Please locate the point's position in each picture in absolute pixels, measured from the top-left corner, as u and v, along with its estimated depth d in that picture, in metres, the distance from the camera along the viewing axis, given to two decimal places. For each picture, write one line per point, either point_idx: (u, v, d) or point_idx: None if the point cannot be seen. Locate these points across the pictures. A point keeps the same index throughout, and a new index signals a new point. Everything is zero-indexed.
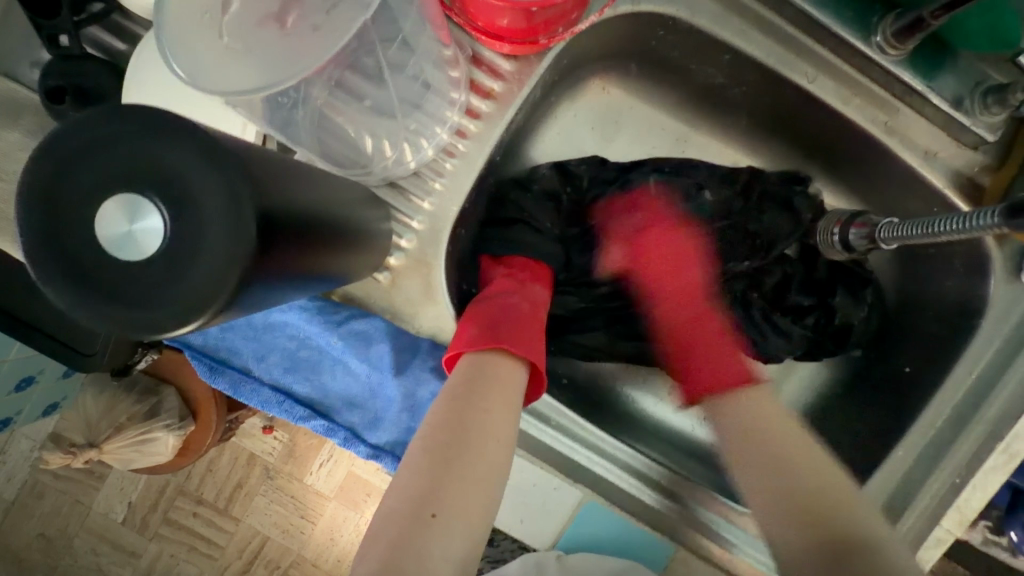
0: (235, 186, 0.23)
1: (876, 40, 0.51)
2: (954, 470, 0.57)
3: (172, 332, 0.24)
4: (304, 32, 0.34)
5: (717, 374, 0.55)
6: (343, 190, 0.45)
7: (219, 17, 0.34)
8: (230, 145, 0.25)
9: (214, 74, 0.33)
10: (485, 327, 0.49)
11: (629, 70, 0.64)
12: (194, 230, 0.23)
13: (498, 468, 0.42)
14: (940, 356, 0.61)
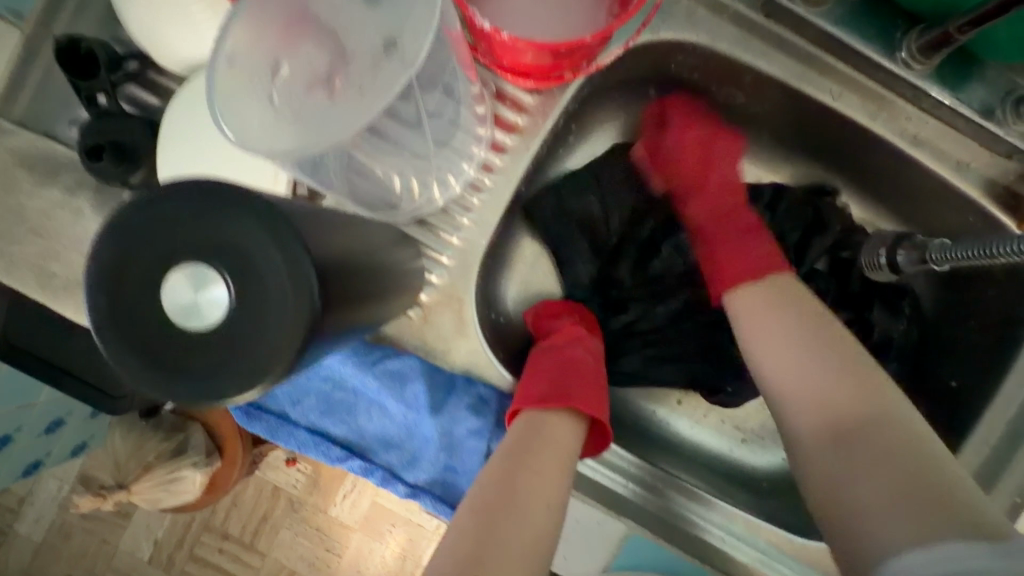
0: (297, 252, 0.23)
1: (901, 55, 0.50)
2: (1015, 489, 0.54)
3: (234, 400, 0.24)
4: (351, 89, 0.35)
5: (742, 262, 0.55)
6: (376, 236, 0.45)
7: (270, 82, 0.35)
8: (289, 212, 0.25)
9: (265, 137, 0.34)
10: (553, 385, 0.51)
11: (647, 95, 0.65)
12: (257, 300, 0.23)
13: (544, 528, 0.42)
14: (987, 368, 0.59)
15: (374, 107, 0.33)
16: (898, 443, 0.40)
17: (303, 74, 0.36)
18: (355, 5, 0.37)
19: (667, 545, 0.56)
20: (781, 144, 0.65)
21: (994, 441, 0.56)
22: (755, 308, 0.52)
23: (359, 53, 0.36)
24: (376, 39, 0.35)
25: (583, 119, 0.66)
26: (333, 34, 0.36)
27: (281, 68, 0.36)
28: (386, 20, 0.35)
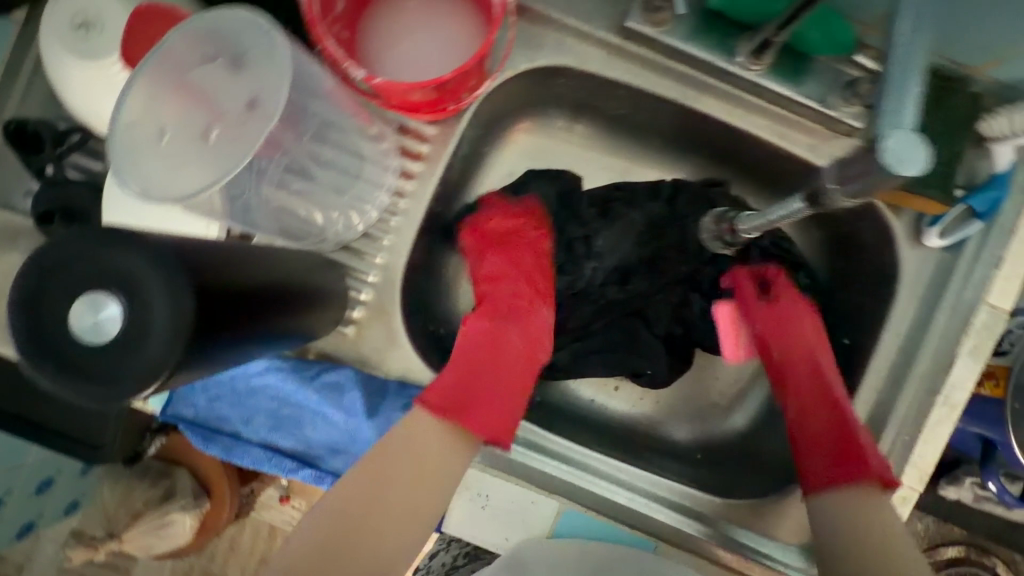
0: (176, 275, 0.30)
1: (738, 60, 0.58)
2: (903, 428, 0.61)
3: (136, 397, 0.30)
4: (227, 142, 0.41)
5: (839, 475, 0.54)
6: (294, 262, 0.51)
7: (160, 140, 0.40)
8: (168, 243, 0.31)
9: (162, 185, 0.40)
10: (461, 373, 0.55)
11: (548, 115, 0.74)
12: (143, 314, 0.29)
13: (416, 511, 0.49)
14: (870, 322, 0.66)
15: (249, 147, 0.40)
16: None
17: (184, 135, 0.41)
18: (221, 71, 0.42)
19: (597, 516, 0.62)
20: (671, 144, 0.73)
21: (879, 386, 0.63)
22: (840, 506, 0.52)
23: (231, 112, 0.42)
24: (243, 99, 0.42)
25: (491, 142, 0.74)
26: (204, 97, 0.42)
27: (162, 130, 0.41)
28: (251, 82, 0.42)
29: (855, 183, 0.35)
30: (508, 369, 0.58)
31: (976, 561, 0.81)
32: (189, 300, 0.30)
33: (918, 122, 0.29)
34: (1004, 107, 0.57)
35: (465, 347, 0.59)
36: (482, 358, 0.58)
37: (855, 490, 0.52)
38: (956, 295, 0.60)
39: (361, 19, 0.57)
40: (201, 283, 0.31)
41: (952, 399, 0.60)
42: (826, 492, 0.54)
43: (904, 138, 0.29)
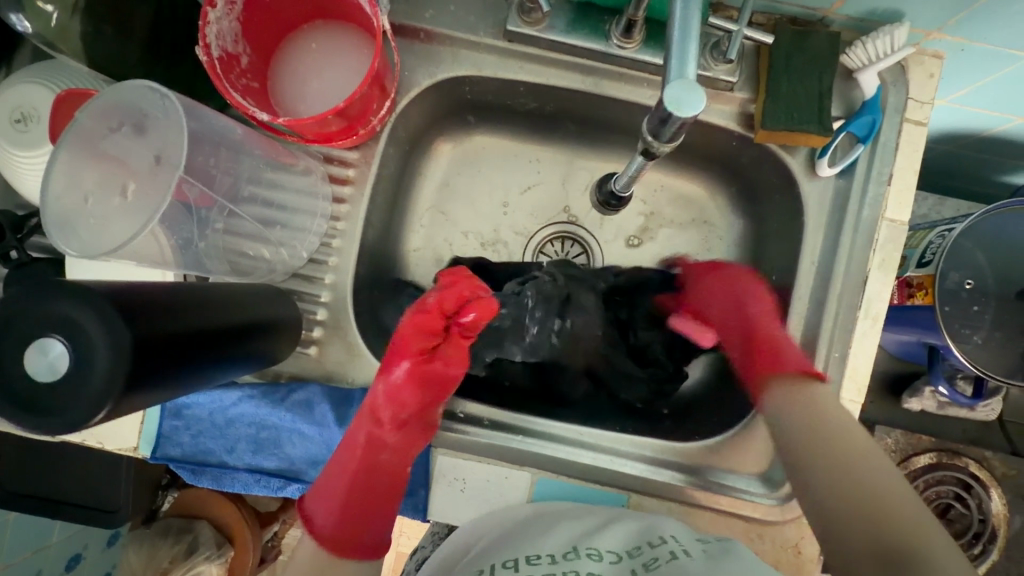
0: (109, 310, 0.36)
1: (613, 41, 0.64)
2: (833, 347, 0.65)
3: (92, 421, 0.36)
4: (144, 197, 0.46)
5: (777, 364, 0.60)
6: (241, 291, 0.56)
7: (86, 207, 0.45)
8: (101, 286, 0.37)
9: (89, 244, 0.44)
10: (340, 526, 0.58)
11: (466, 121, 0.79)
12: (86, 350, 0.35)
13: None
14: (790, 258, 0.71)
15: (160, 203, 0.44)
16: (883, 526, 0.44)
17: (103, 200, 0.46)
18: (129, 138, 0.48)
19: (566, 479, 0.66)
20: (583, 128, 0.79)
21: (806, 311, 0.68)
22: (781, 400, 0.57)
23: (145, 170, 0.47)
24: (150, 158, 0.47)
25: (418, 156, 0.80)
26: (119, 164, 0.47)
27: (88, 200, 0.46)
28: (157, 141, 0.47)
29: (659, 124, 0.42)
30: (377, 515, 0.60)
31: (950, 464, 0.84)
32: (124, 328, 0.36)
33: (695, 72, 0.38)
34: (861, 38, 0.62)
35: (391, 454, 0.62)
36: (381, 483, 0.61)
37: (809, 386, 0.57)
38: (856, 216, 0.65)
39: (270, 68, 0.62)
40: (133, 313, 0.37)
41: (871, 311, 0.64)
42: (772, 387, 0.58)
43: (686, 85, 0.38)
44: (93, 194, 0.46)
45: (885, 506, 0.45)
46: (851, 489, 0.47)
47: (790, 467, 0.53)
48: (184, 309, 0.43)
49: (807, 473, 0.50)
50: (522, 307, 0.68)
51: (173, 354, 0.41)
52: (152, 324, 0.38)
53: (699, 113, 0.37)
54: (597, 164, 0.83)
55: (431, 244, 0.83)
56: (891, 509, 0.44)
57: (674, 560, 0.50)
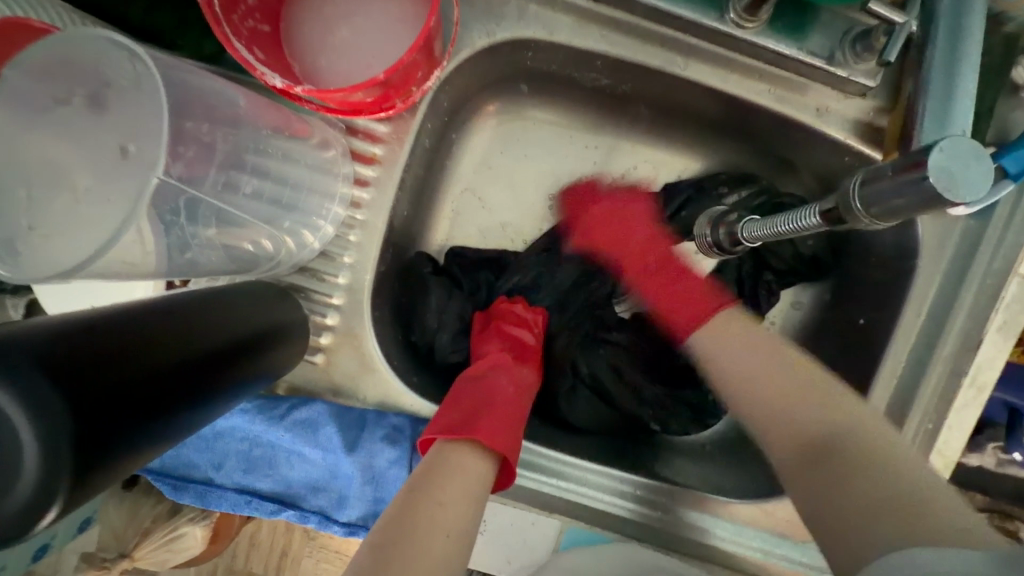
0: (40, 379, 0.26)
1: (730, 17, 0.50)
2: (926, 415, 0.56)
3: (25, 534, 0.27)
4: (99, 199, 0.33)
5: (694, 302, 0.59)
6: (240, 304, 0.45)
7: (28, 204, 0.33)
8: (31, 348, 0.27)
9: (30, 261, 0.32)
10: (464, 415, 0.51)
11: (519, 90, 0.65)
12: (9, 448, 0.25)
13: (445, 561, 0.40)
14: (887, 301, 0.60)
15: (126, 206, 0.32)
16: (831, 408, 0.44)
17: (53, 194, 0.34)
18: (83, 110, 0.35)
19: (601, 531, 0.59)
20: (658, 115, 0.65)
21: (899, 367, 0.58)
22: (716, 344, 0.55)
23: (103, 159, 0.34)
24: (111, 144, 0.34)
25: (458, 129, 0.66)
26: (71, 148, 0.35)
27: (28, 197, 0.34)
28: (119, 120, 0.34)
29: (860, 205, 0.39)
30: (494, 424, 0.50)
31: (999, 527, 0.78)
32: (64, 403, 0.26)
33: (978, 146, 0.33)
34: None
35: (475, 389, 0.54)
36: (504, 406, 0.53)
37: (722, 317, 0.56)
38: (984, 267, 0.54)
39: (287, 7, 0.48)
40: (69, 380, 0.27)
41: (980, 381, 0.54)
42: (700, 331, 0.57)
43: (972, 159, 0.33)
44: (36, 188, 0.34)
45: (832, 404, 0.44)
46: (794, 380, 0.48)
47: (729, 395, 0.52)
48: (152, 352, 0.33)
49: (712, 366, 0.54)
50: (545, 280, 0.69)
51: (143, 420, 0.31)
52: (103, 387, 0.29)
53: (980, 196, 0.32)
54: (665, 159, 0.70)
55: (462, 234, 0.71)
56: (824, 420, 0.44)
57: None
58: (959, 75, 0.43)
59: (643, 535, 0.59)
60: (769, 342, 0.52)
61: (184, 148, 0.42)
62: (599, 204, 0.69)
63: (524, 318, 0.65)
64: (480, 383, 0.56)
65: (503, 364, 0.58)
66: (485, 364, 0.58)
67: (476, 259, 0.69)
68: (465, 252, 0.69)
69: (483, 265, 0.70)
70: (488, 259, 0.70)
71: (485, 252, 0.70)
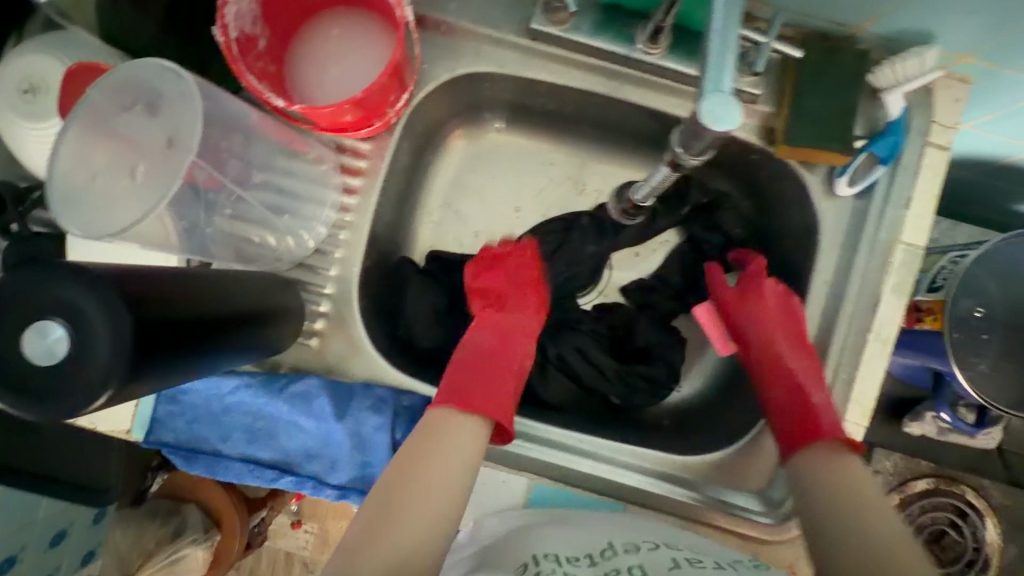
0: (110, 295, 0.35)
1: (638, 46, 0.62)
2: (842, 369, 0.65)
3: (88, 408, 0.35)
4: (149, 178, 0.44)
5: (811, 425, 0.58)
6: (248, 281, 0.55)
7: (93, 184, 0.44)
8: (103, 270, 0.36)
9: (94, 222, 0.43)
10: (463, 383, 0.61)
11: (483, 116, 0.78)
12: (89, 337, 0.34)
13: (439, 517, 0.49)
14: (801, 276, 0.70)
15: (166, 185, 0.43)
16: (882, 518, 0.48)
17: (111, 177, 0.45)
18: (139, 117, 0.46)
19: (565, 487, 0.65)
20: (600, 131, 0.78)
21: (816, 330, 0.67)
22: (812, 466, 0.55)
23: (154, 153, 0.45)
24: (161, 141, 0.45)
25: (432, 150, 0.79)
26: (129, 145, 0.46)
27: (97, 181, 0.45)
28: (167, 122, 0.46)
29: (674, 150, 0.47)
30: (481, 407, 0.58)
31: (947, 491, 0.84)
32: (126, 314, 0.35)
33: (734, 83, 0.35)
34: (890, 58, 0.61)
35: (475, 353, 0.65)
36: (499, 372, 0.63)
37: (836, 462, 0.54)
38: (872, 238, 0.64)
39: (287, 51, 0.60)
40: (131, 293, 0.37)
41: (882, 335, 0.64)
42: (810, 449, 0.57)
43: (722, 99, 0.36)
44: (102, 174, 0.45)
45: (871, 510, 0.48)
46: (854, 485, 0.51)
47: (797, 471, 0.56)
48: (183, 297, 0.42)
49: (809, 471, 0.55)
50: None
51: (175, 344, 0.40)
52: (150, 306, 0.38)
53: (732, 129, 0.35)
54: (611, 170, 0.82)
55: (440, 240, 0.82)
56: (856, 493, 0.50)
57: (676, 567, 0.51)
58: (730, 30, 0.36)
59: (604, 490, 0.66)
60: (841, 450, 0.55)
61: (208, 158, 0.54)
62: (752, 303, 0.70)
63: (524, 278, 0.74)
64: (479, 348, 0.66)
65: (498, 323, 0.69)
66: (485, 327, 0.69)
67: (453, 261, 0.80)
68: (445, 254, 0.80)
69: (459, 266, 0.80)
70: (463, 261, 0.81)
71: (462, 255, 0.81)
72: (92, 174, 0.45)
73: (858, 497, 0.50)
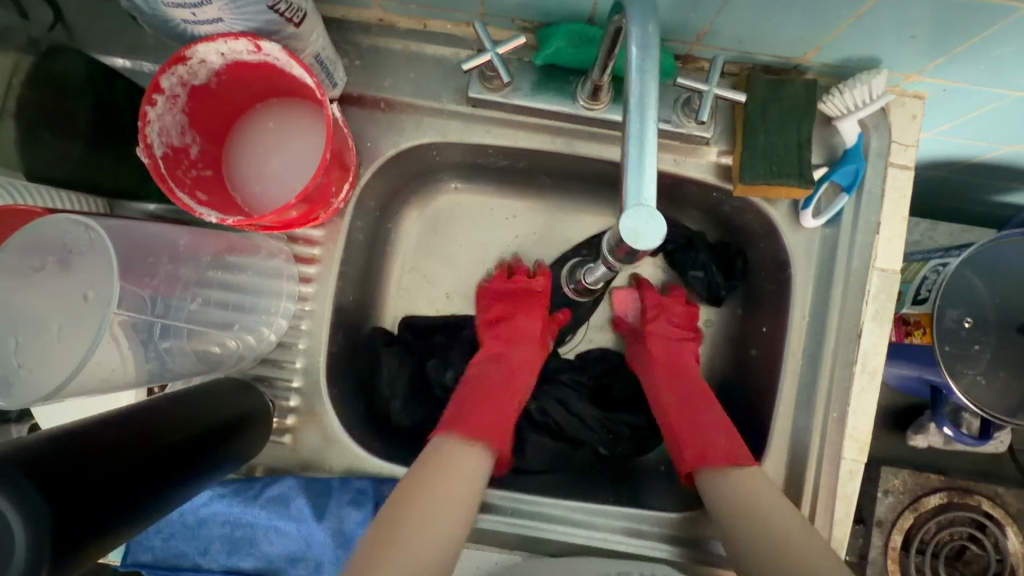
0: (22, 486, 0.33)
1: (579, 103, 0.61)
2: (832, 407, 0.62)
3: None
4: (72, 332, 0.43)
5: (710, 449, 0.61)
6: (203, 399, 0.53)
7: (17, 345, 0.43)
8: (10, 456, 0.34)
9: (17, 388, 0.41)
10: (454, 409, 0.65)
11: (440, 180, 0.77)
12: (3, 538, 0.32)
13: (440, 544, 0.49)
14: (778, 310, 0.68)
15: (92, 334, 0.42)
16: (791, 547, 0.48)
17: (34, 335, 0.43)
18: (51, 273, 0.45)
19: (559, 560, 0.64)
20: (559, 181, 0.76)
21: (799, 367, 0.65)
22: (716, 478, 0.58)
23: (73, 307, 0.44)
24: (77, 296, 0.44)
25: (392, 219, 0.77)
26: (48, 301, 0.44)
27: (13, 344, 0.43)
28: (83, 278, 0.44)
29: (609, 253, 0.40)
30: (499, 409, 0.65)
31: (964, 504, 0.81)
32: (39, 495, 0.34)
33: (654, 193, 0.35)
34: (839, 85, 0.59)
35: (503, 374, 0.70)
36: (496, 397, 0.67)
37: (734, 474, 0.57)
38: (845, 268, 0.62)
39: (225, 153, 0.60)
40: (45, 475, 0.35)
41: (869, 366, 0.62)
42: (702, 469, 0.60)
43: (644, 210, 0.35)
44: (21, 336, 0.43)
45: (791, 542, 0.49)
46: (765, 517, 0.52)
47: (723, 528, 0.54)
48: (118, 453, 0.40)
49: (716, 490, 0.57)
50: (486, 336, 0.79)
51: (108, 515, 0.38)
52: (72, 481, 0.36)
53: (655, 246, 0.35)
54: (576, 216, 0.80)
55: (411, 307, 0.80)
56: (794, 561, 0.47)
57: None
58: (645, 120, 0.36)
59: None
60: (744, 487, 0.55)
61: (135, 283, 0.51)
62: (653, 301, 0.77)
63: (529, 330, 0.74)
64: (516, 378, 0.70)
65: (498, 363, 0.72)
66: (509, 363, 0.72)
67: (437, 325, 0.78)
68: (420, 318, 0.78)
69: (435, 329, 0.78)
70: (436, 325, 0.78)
71: (448, 317, 0.79)
72: (13, 336, 0.43)
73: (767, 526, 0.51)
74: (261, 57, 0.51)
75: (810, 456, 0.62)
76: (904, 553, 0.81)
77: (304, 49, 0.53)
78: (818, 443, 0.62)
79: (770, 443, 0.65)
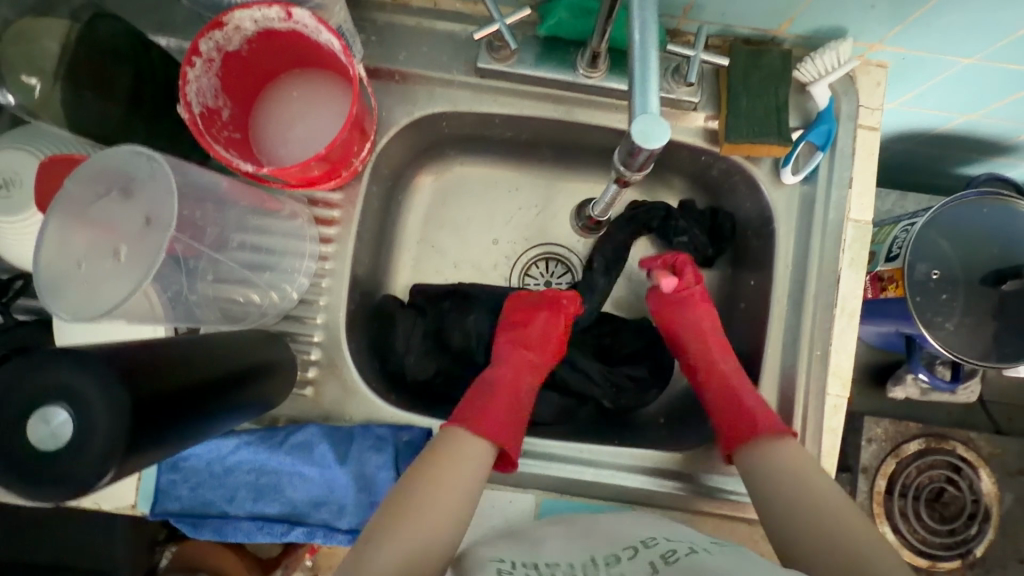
0: (105, 374, 0.37)
1: (579, 71, 0.67)
2: (816, 346, 0.68)
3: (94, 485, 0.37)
4: (132, 256, 0.48)
5: (748, 427, 0.64)
6: (237, 338, 0.57)
7: (80, 267, 0.48)
8: (90, 351, 0.38)
9: (83, 304, 0.47)
10: (469, 407, 0.66)
11: (446, 153, 0.82)
12: (87, 418, 0.36)
13: (437, 535, 0.53)
14: (763, 263, 0.74)
15: (150, 256, 0.47)
16: (818, 508, 0.55)
17: (97, 259, 0.48)
18: (117, 201, 0.50)
19: (568, 496, 0.68)
20: (559, 152, 0.81)
21: (785, 313, 0.70)
22: (759, 458, 0.61)
23: (133, 232, 0.49)
24: (140, 218, 0.49)
25: (402, 190, 0.82)
26: (111, 225, 0.49)
27: (79, 266, 0.48)
28: (144, 203, 0.49)
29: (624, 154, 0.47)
30: (507, 411, 0.66)
31: (940, 449, 0.87)
32: (120, 384, 0.37)
33: (658, 103, 0.41)
34: (810, 54, 0.66)
35: (511, 374, 0.71)
36: (503, 397, 0.68)
37: (774, 445, 0.61)
38: (823, 219, 0.68)
39: (252, 119, 0.64)
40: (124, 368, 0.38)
41: (848, 308, 0.68)
42: (741, 447, 0.63)
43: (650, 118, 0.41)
44: (85, 260, 0.48)
45: (820, 501, 0.55)
46: (795, 479, 0.58)
47: (758, 504, 0.59)
48: (179, 364, 0.44)
49: (767, 503, 0.58)
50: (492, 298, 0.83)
51: (169, 415, 0.41)
52: (144, 378, 0.40)
53: (662, 144, 0.41)
54: (574, 187, 0.86)
55: (420, 274, 0.84)
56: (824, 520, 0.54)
57: (693, 553, 0.50)
58: (650, 46, 0.42)
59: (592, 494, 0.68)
60: (787, 461, 0.59)
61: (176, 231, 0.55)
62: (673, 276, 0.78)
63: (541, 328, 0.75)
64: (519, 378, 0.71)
65: (510, 361, 0.73)
66: (515, 363, 0.72)
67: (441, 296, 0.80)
68: (429, 287, 0.81)
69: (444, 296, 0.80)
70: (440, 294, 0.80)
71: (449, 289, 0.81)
72: (76, 260, 0.48)
73: (797, 487, 0.57)
74: (290, 25, 0.56)
75: (797, 393, 0.68)
76: (888, 497, 0.87)
77: (329, 19, 0.58)
78: (805, 380, 0.68)
79: (761, 384, 0.70)
